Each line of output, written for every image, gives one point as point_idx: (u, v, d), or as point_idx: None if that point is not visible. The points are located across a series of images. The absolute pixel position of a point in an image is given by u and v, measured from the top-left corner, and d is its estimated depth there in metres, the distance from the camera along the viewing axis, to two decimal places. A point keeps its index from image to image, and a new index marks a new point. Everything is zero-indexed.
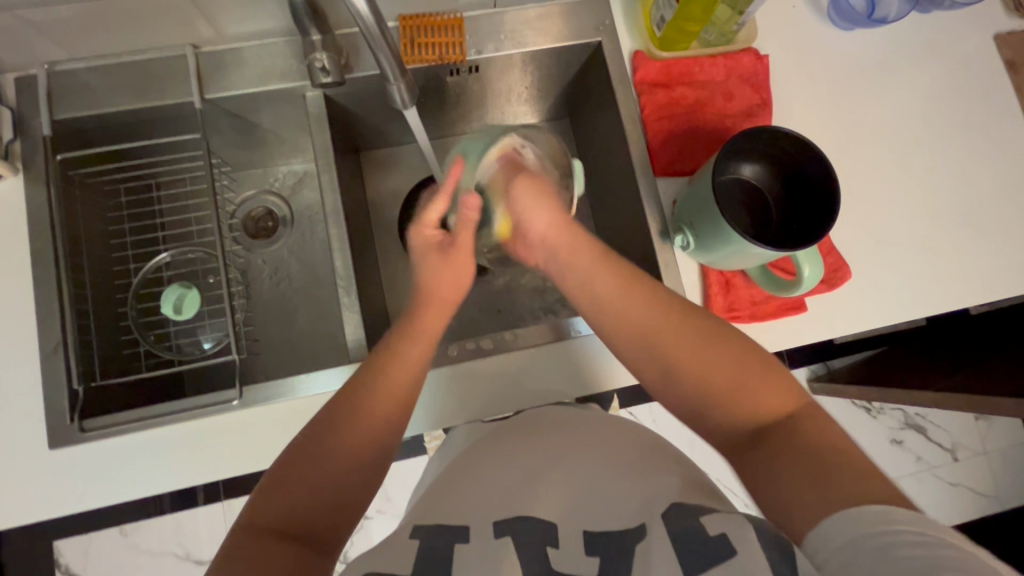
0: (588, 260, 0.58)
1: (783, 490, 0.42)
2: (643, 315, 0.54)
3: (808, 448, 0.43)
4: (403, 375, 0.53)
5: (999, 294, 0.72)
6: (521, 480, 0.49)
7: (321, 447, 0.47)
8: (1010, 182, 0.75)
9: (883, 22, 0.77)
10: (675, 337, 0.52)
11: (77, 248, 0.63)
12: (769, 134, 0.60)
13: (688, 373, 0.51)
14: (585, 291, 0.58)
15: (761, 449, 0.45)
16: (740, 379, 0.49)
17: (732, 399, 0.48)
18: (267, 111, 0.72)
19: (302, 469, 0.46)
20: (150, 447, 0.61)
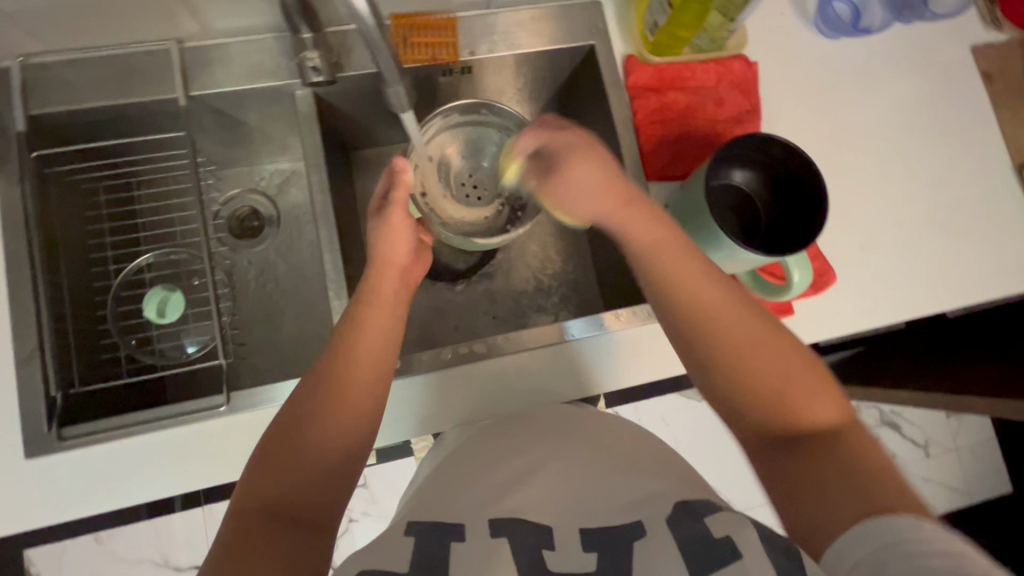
0: (647, 226, 0.55)
1: (824, 493, 0.43)
2: (703, 294, 0.52)
3: (849, 460, 0.44)
4: (372, 351, 0.53)
5: (976, 297, 0.74)
6: (517, 477, 0.49)
7: (297, 434, 0.48)
8: (986, 190, 0.77)
9: (868, 32, 0.79)
10: (731, 318, 0.51)
11: (54, 250, 0.61)
12: (760, 140, 0.61)
13: (739, 359, 0.50)
14: (666, 265, 0.53)
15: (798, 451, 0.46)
16: (795, 386, 0.48)
17: (788, 406, 0.48)
18: (255, 108, 0.70)
19: (283, 457, 0.47)
20: (133, 453, 0.59)
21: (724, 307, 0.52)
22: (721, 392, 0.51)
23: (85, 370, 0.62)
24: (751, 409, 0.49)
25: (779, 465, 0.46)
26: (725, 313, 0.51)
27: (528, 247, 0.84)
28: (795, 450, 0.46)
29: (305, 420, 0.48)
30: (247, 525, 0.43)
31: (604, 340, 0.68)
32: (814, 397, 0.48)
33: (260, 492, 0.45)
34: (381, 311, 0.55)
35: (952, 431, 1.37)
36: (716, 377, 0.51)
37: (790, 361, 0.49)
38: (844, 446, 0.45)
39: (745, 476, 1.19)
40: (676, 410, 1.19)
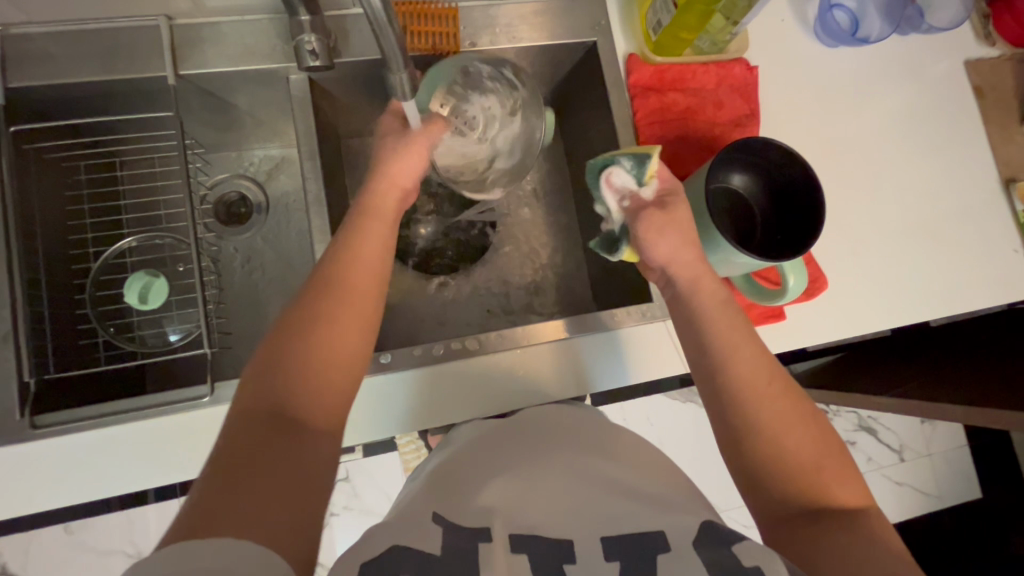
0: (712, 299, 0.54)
1: (847, 572, 0.41)
2: (748, 364, 0.51)
3: (873, 544, 0.42)
4: (361, 270, 0.51)
5: (961, 308, 0.76)
6: (534, 485, 0.47)
7: (296, 352, 0.45)
8: (973, 203, 0.79)
9: (865, 42, 0.79)
10: (769, 394, 0.50)
11: (31, 230, 0.58)
12: (760, 143, 0.61)
13: (774, 436, 0.48)
14: (727, 333, 0.52)
15: (825, 530, 0.44)
16: (827, 466, 0.48)
17: (811, 484, 0.47)
18: (247, 91, 0.68)
19: (279, 374, 0.44)
20: (109, 443, 0.57)
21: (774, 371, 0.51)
22: (749, 458, 0.49)
23: (61, 356, 0.60)
24: (778, 479, 0.47)
25: (802, 542, 0.44)
26: (766, 389, 0.50)
27: (521, 244, 0.84)
28: (820, 529, 0.44)
29: (304, 332, 0.46)
30: (245, 437, 0.40)
31: (597, 340, 0.68)
32: (839, 483, 0.47)
33: (255, 407, 0.42)
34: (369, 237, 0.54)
35: (926, 437, 1.40)
36: (744, 443, 0.49)
37: (820, 442, 0.49)
38: (865, 529, 0.44)
39: (727, 478, 1.20)
40: (661, 410, 1.20)
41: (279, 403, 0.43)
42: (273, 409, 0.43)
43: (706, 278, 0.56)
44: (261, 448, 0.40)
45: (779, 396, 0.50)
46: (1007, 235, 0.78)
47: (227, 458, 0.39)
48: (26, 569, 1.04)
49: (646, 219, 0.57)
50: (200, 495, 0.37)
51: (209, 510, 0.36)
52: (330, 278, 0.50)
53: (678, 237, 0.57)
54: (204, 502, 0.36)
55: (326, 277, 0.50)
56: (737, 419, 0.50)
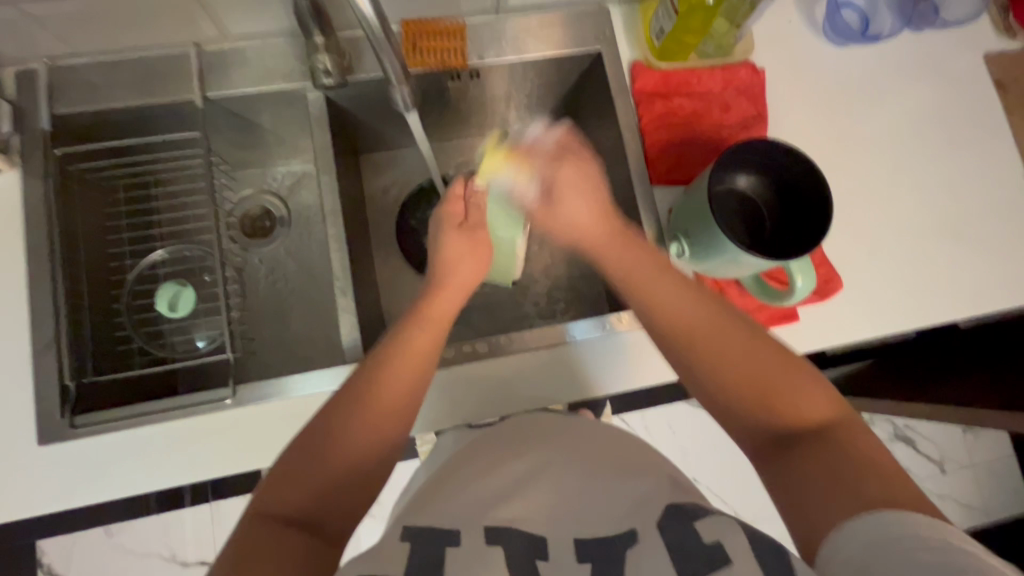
0: (664, 278, 0.57)
1: (809, 494, 0.42)
2: (686, 305, 0.55)
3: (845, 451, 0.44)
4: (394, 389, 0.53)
5: (989, 308, 0.73)
6: (529, 469, 0.51)
7: (331, 452, 0.48)
8: (998, 200, 0.76)
9: (877, 39, 0.78)
10: (713, 333, 0.53)
11: (71, 244, 0.63)
12: (764, 145, 0.61)
13: (725, 370, 0.51)
14: (661, 299, 0.56)
15: (788, 456, 0.46)
16: (783, 385, 0.49)
17: (774, 401, 0.48)
18: (268, 111, 0.72)
19: (310, 470, 0.47)
20: (141, 442, 0.61)
21: (710, 319, 0.54)
22: (716, 397, 0.51)
23: (99, 361, 0.64)
24: (739, 416, 0.50)
25: (777, 465, 0.46)
26: (710, 328, 0.53)
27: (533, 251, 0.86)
28: (782, 452, 0.46)
29: (341, 437, 0.49)
30: (268, 519, 0.44)
31: (605, 341, 0.69)
32: (808, 396, 0.48)
33: (284, 497, 0.45)
34: (412, 346, 0.55)
35: (968, 448, 1.34)
36: (705, 385, 0.52)
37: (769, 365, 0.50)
38: (832, 438, 0.45)
39: (749, 488, 1.18)
40: (681, 418, 1.18)
41: (307, 490, 0.46)
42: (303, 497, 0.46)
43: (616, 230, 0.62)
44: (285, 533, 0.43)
45: (720, 336, 0.52)
46: None
47: (252, 538, 0.42)
48: (69, 570, 1.10)
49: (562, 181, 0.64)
50: (225, 561, 0.41)
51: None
52: (372, 381, 0.52)
53: (582, 201, 0.64)
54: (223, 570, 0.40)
55: (365, 390, 0.51)
56: (687, 365, 0.53)
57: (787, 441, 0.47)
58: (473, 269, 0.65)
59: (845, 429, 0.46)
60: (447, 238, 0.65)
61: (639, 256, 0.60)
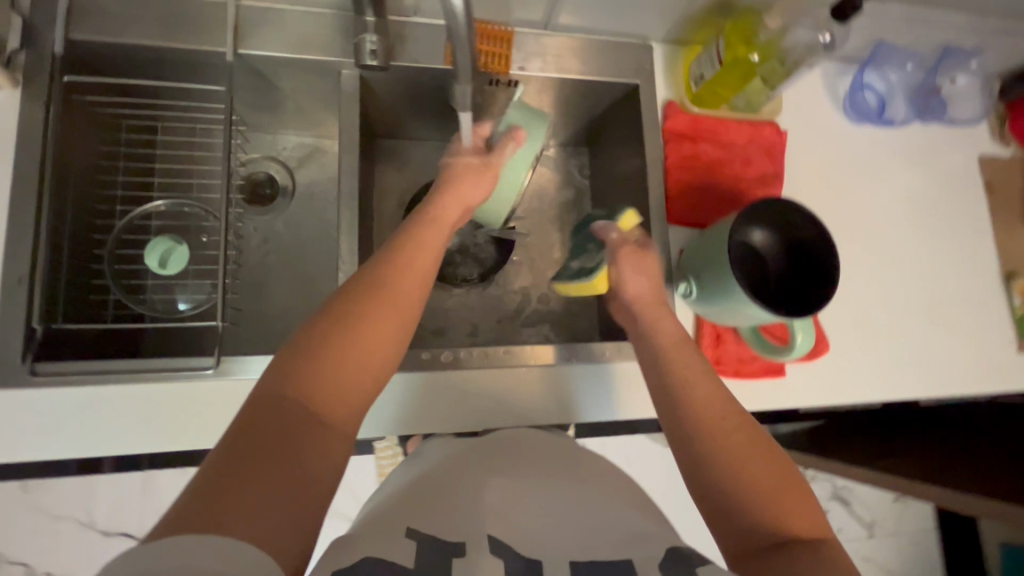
0: (688, 357, 0.59)
1: None
2: (701, 389, 0.55)
3: (832, 562, 0.43)
4: (393, 297, 0.51)
5: (952, 390, 0.78)
6: (522, 490, 0.49)
7: (310, 389, 0.43)
8: (970, 292, 0.82)
9: (890, 123, 0.82)
10: (723, 424, 0.53)
11: (62, 178, 0.59)
12: (785, 205, 0.64)
13: (725, 463, 0.50)
14: (682, 375, 0.57)
15: (773, 554, 0.45)
16: (784, 489, 0.49)
17: (769, 501, 0.48)
18: (297, 78, 0.70)
19: (290, 410, 0.42)
20: (107, 402, 0.57)
21: (734, 415, 0.53)
22: (713, 489, 0.50)
23: (70, 307, 0.59)
24: (731, 503, 0.49)
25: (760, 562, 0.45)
26: (723, 417, 0.53)
27: (534, 266, 0.86)
28: (772, 551, 0.45)
29: (315, 373, 0.44)
30: (242, 453, 0.38)
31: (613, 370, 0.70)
32: (800, 508, 0.48)
33: (263, 428, 0.40)
34: (398, 295, 0.51)
35: (896, 515, 1.41)
36: (705, 469, 0.51)
37: (770, 463, 0.50)
38: (820, 551, 0.44)
39: (695, 527, 1.21)
40: (642, 451, 1.20)
41: (285, 427, 0.41)
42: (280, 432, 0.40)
43: (663, 314, 0.63)
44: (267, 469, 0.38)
45: (735, 440, 0.51)
46: (1003, 327, 0.81)
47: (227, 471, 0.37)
48: None
49: (624, 255, 0.67)
50: (192, 498, 0.35)
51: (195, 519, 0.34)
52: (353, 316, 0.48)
53: (641, 277, 0.66)
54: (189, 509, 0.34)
55: (342, 330, 0.47)
56: (691, 446, 0.53)
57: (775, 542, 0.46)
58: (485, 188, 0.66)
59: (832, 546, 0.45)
60: (458, 162, 0.67)
61: (670, 329, 0.61)
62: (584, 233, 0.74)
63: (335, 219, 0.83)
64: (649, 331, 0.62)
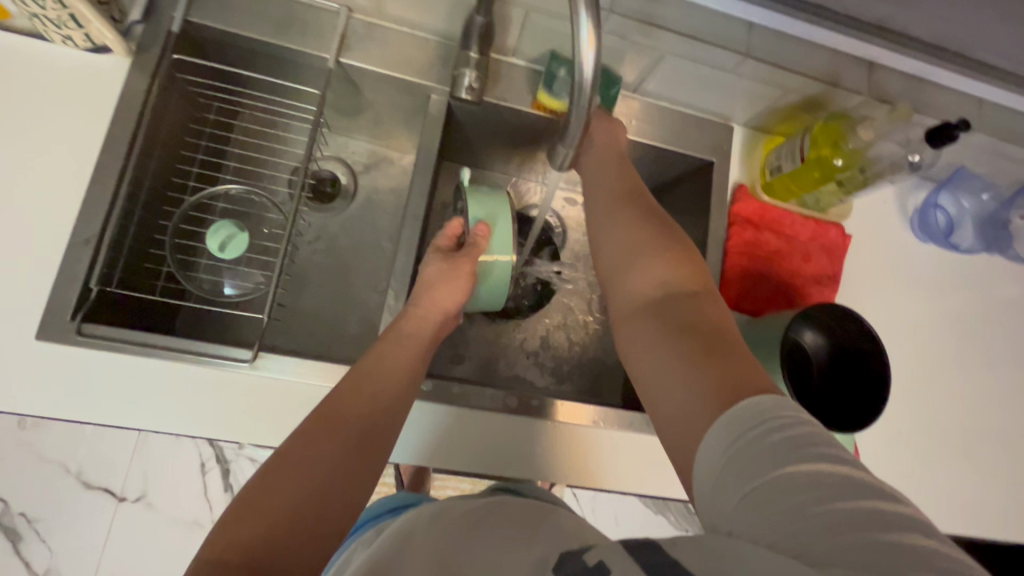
0: (628, 217, 0.56)
1: (696, 430, 0.38)
2: (636, 246, 0.53)
3: (746, 382, 0.39)
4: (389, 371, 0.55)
5: (977, 532, 0.75)
6: None
7: (310, 449, 0.47)
8: (1011, 433, 0.79)
9: (954, 247, 0.82)
10: (657, 282, 0.50)
11: (150, 148, 0.61)
12: (845, 312, 0.63)
13: (653, 314, 0.47)
14: (626, 243, 0.54)
15: (686, 382, 0.41)
16: (704, 324, 0.44)
17: (681, 335, 0.44)
18: (386, 93, 0.71)
19: (291, 471, 0.45)
20: (138, 375, 0.56)
21: (669, 271, 0.50)
22: (640, 337, 0.47)
23: (127, 273, 0.60)
24: (650, 349, 0.45)
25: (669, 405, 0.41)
26: (657, 274, 0.50)
27: (571, 315, 0.86)
28: (681, 380, 0.41)
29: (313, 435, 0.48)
30: (248, 516, 0.42)
31: (639, 440, 0.68)
32: (721, 337, 0.43)
33: (263, 502, 0.43)
34: (392, 371, 0.55)
35: None
36: (637, 323, 0.48)
37: (695, 306, 0.46)
38: (733, 373, 0.39)
39: None
40: None
41: (287, 490, 0.44)
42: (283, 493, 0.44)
43: (623, 181, 0.60)
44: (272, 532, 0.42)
45: (666, 295, 0.48)
46: None
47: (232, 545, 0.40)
48: None
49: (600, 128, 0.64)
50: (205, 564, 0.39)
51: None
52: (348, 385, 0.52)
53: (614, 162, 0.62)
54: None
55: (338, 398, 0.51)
56: (628, 305, 0.51)
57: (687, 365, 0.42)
58: (455, 288, 0.62)
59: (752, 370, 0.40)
60: (427, 269, 0.64)
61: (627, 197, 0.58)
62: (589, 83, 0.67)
63: (387, 230, 0.84)
64: (608, 221, 0.57)
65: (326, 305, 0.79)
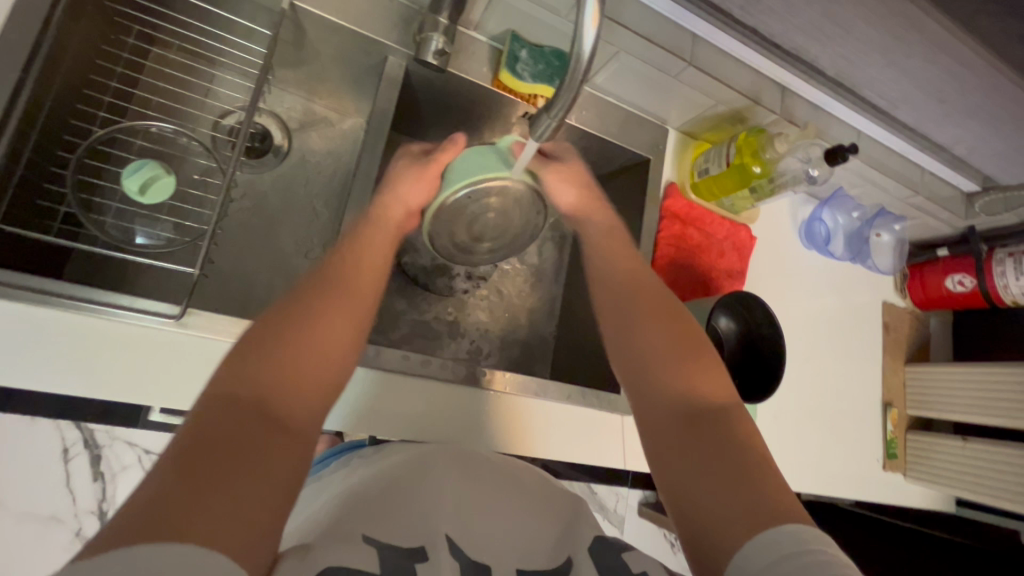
0: (628, 266, 0.61)
1: (703, 489, 0.43)
2: (635, 291, 0.58)
3: (736, 441, 0.45)
4: (349, 309, 0.48)
5: (831, 490, 0.90)
6: (470, 508, 0.48)
7: (269, 375, 0.40)
8: (860, 410, 0.96)
9: (830, 254, 0.96)
10: (655, 328, 0.55)
11: (58, 64, 0.52)
12: (755, 301, 0.72)
13: (657, 364, 0.52)
14: (630, 289, 0.59)
15: (689, 434, 0.46)
16: (697, 376, 0.51)
17: (689, 386, 0.50)
18: (338, 48, 0.68)
19: (235, 419, 0.36)
20: (43, 327, 0.50)
21: (669, 325, 0.55)
22: (645, 383, 0.52)
23: (14, 206, 0.50)
24: (652, 395, 0.50)
25: (674, 458, 0.46)
26: (653, 323, 0.55)
27: (507, 295, 0.88)
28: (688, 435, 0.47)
29: (281, 367, 0.41)
30: (198, 438, 0.33)
31: (573, 413, 0.72)
32: (713, 383, 0.50)
33: (195, 453, 0.32)
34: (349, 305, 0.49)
35: None
36: (641, 363, 0.53)
37: (689, 349, 0.53)
38: (729, 431, 0.46)
39: None
40: None
41: (245, 414, 0.36)
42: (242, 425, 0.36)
43: (613, 234, 0.65)
44: (236, 463, 0.33)
45: (665, 342, 0.53)
46: (874, 446, 0.96)
47: (182, 475, 0.31)
48: None
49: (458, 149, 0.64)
50: (144, 502, 0.30)
51: (146, 514, 0.29)
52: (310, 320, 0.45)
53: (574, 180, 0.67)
54: (143, 506, 0.29)
55: (297, 327, 0.44)
56: (627, 346, 0.55)
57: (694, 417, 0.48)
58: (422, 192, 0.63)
59: (738, 419, 0.47)
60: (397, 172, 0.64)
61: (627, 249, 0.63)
62: (548, 67, 0.70)
63: (323, 193, 0.79)
64: (610, 259, 0.62)
65: (250, 267, 0.73)
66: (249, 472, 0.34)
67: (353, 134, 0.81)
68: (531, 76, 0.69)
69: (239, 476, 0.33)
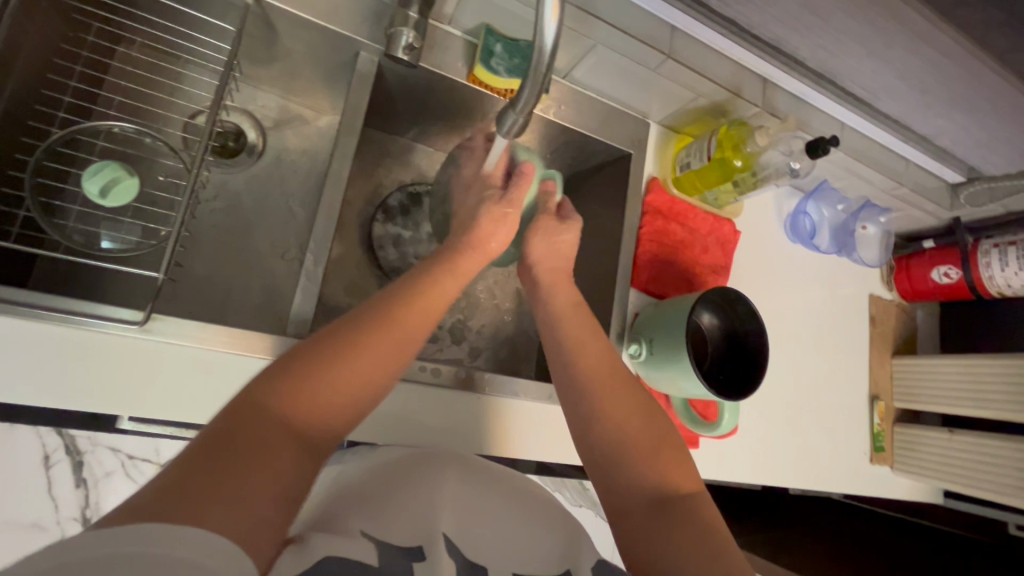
0: (587, 329, 0.60)
1: (670, 563, 0.44)
2: (597, 359, 0.57)
3: (702, 523, 0.46)
4: (412, 316, 0.48)
5: (820, 485, 0.90)
6: (466, 511, 0.48)
7: (313, 377, 0.41)
8: (848, 404, 0.96)
9: (817, 248, 0.96)
10: (618, 401, 0.54)
11: (13, 64, 0.51)
12: (735, 295, 0.70)
13: (621, 440, 0.52)
14: (585, 358, 0.57)
15: (658, 517, 0.47)
16: (661, 455, 0.51)
17: (654, 467, 0.50)
18: (309, 44, 0.66)
19: (262, 422, 0.36)
20: (2, 336, 0.49)
21: (632, 398, 0.55)
22: (609, 464, 0.52)
23: None
24: (620, 474, 0.51)
25: (641, 534, 0.47)
26: (618, 394, 0.55)
27: (490, 293, 0.86)
28: (654, 514, 0.47)
29: (327, 370, 0.41)
30: (225, 435, 0.34)
31: (556, 412, 0.71)
32: (675, 464, 0.51)
33: (214, 453, 0.33)
34: (408, 315, 0.48)
35: None
36: (601, 441, 0.53)
37: (650, 426, 0.53)
38: (693, 513, 0.47)
39: None
40: None
41: (274, 417, 0.37)
42: (265, 433, 0.36)
43: (567, 289, 0.64)
44: (250, 466, 0.34)
45: (631, 418, 0.53)
46: (863, 440, 0.96)
47: (196, 474, 0.32)
48: None
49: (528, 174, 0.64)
50: (159, 490, 0.30)
51: (158, 501, 0.30)
52: (357, 334, 0.44)
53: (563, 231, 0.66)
54: (156, 492, 0.30)
55: (354, 329, 0.45)
56: (586, 420, 0.54)
57: (658, 499, 0.48)
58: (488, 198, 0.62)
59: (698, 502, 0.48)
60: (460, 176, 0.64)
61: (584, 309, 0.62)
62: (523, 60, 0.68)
63: (299, 193, 0.78)
64: (566, 321, 0.61)
65: (225, 270, 0.71)
66: (262, 479, 0.34)
67: (329, 132, 0.80)
68: (506, 69, 0.67)
69: (254, 482, 0.33)
